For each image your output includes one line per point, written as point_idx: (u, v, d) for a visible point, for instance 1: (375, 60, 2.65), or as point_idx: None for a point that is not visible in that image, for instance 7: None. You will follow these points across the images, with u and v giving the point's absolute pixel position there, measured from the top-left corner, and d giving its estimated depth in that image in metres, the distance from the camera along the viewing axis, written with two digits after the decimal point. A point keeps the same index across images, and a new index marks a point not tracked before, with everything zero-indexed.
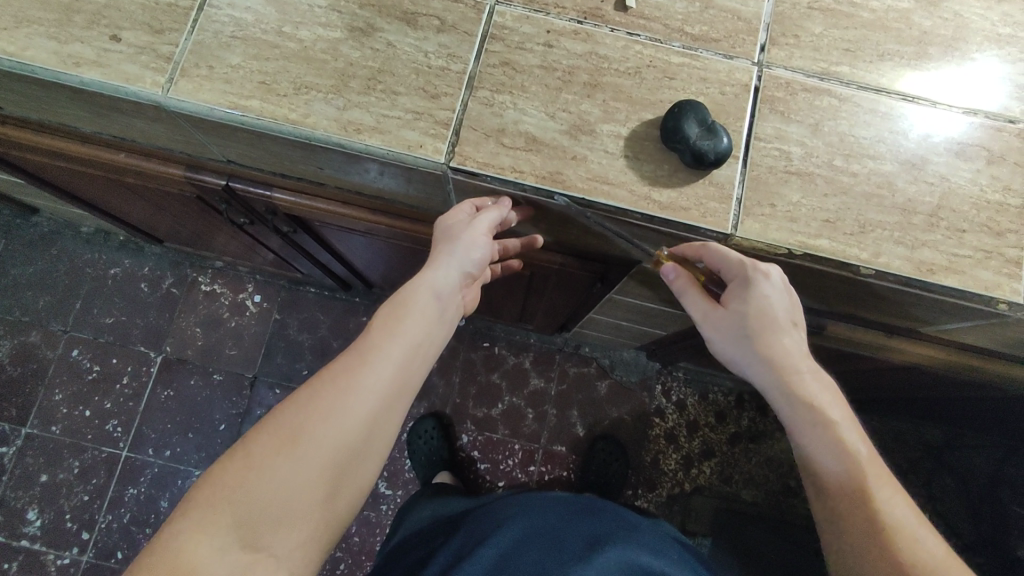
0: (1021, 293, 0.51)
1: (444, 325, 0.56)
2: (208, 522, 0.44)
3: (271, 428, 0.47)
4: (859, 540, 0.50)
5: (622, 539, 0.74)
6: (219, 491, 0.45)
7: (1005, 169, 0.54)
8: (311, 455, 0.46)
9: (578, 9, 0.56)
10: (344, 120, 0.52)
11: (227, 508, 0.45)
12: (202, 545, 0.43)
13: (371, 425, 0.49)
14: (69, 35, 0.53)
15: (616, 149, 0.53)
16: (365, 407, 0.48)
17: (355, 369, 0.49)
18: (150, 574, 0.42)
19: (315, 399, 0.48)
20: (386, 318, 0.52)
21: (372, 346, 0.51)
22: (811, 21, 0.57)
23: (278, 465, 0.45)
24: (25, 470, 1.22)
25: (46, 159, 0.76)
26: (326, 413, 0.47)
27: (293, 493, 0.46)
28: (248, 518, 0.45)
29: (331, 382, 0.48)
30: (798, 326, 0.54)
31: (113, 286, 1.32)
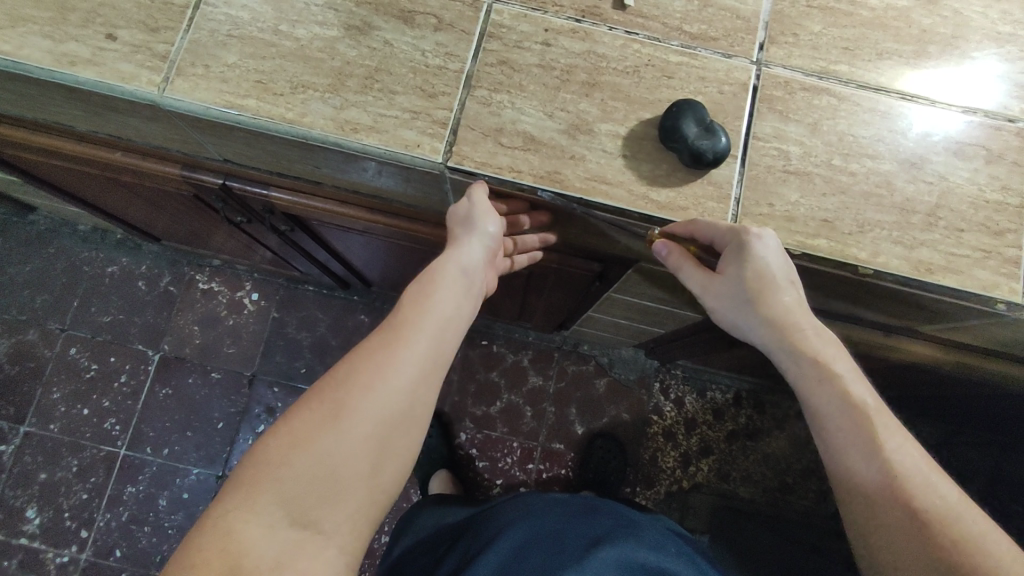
0: (1019, 293, 0.51)
1: (474, 301, 0.55)
2: (254, 502, 0.44)
3: (310, 406, 0.46)
4: (898, 519, 0.48)
5: (624, 537, 0.75)
6: (265, 469, 0.45)
7: (1004, 168, 0.54)
8: (353, 431, 0.46)
9: (576, 8, 0.55)
10: (341, 119, 0.52)
11: (272, 486, 0.44)
12: (250, 524, 0.43)
13: (411, 399, 0.48)
14: (65, 34, 0.52)
15: (614, 148, 0.53)
16: (403, 381, 0.48)
17: (391, 344, 0.49)
18: (203, 553, 0.42)
19: (352, 376, 0.47)
20: (418, 294, 0.52)
21: (406, 322, 0.50)
22: (810, 20, 0.56)
23: (320, 441, 0.45)
24: (23, 468, 1.21)
25: (44, 157, 0.76)
26: (364, 388, 0.47)
27: (337, 469, 0.45)
28: (293, 496, 0.44)
29: (366, 358, 0.48)
30: (797, 287, 0.52)
31: (110, 284, 1.31)
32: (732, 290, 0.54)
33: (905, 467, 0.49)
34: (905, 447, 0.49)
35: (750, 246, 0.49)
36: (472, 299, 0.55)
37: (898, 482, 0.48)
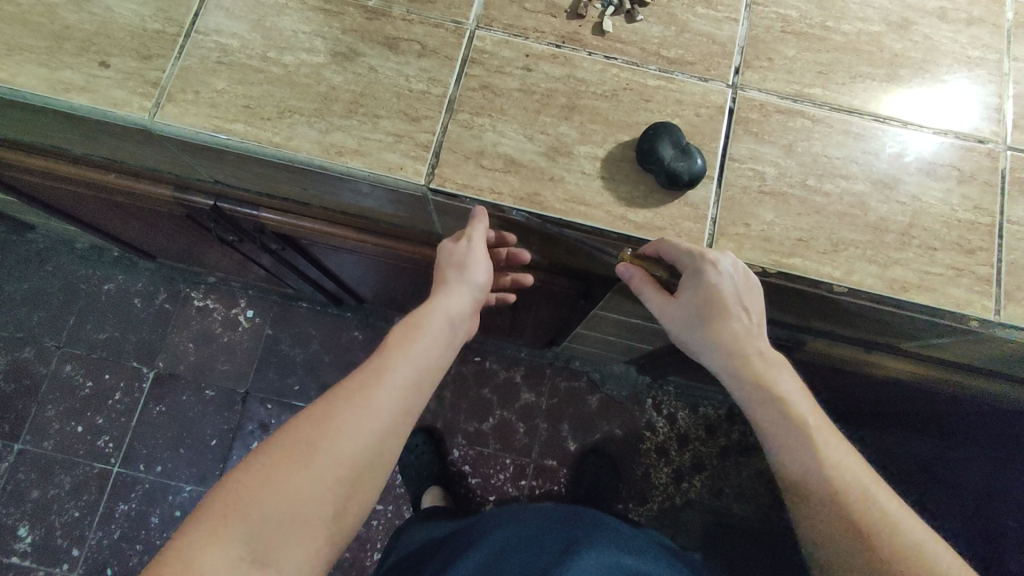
0: (991, 310, 0.52)
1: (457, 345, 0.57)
2: (222, 538, 0.44)
3: (286, 441, 0.47)
4: (838, 530, 0.49)
5: (599, 541, 0.75)
6: (232, 503, 0.45)
7: (975, 188, 0.55)
8: (325, 468, 0.47)
9: (556, 34, 0.57)
10: (327, 143, 0.53)
11: (242, 521, 0.45)
12: (212, 558, 0.44)
13: (382, 441, 0.49)
14: (60, 62, 0.54)
15: (593, 170, 0.54)
16: (377, 423, 0.49)
17: (366, 384, 0.50)
18: None
19: (327, 414, 0.48)
20: (400, 332, 0.53)
21: (384, 362, 0.51)
22: (784, 45, 0.58)
23: (290, 480, 0.46)
24: (16, 486, 1.22)
25: (39, 179, 0.77)
26: (340, 427, 0.48)
27: (306, 507, 0.46)
28: (263, 531, 0.45)
29: (342, 400, 0.49)
30: (749, 314, 0.52)
31: (106, 301, 1.32)
32: (695, 315, 0.55)
33: (847, 483, 0.50)
34: (847, 461, 0.51)
35: (707, 272, 0.49)
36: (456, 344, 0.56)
37: (837, 498, 0.50)
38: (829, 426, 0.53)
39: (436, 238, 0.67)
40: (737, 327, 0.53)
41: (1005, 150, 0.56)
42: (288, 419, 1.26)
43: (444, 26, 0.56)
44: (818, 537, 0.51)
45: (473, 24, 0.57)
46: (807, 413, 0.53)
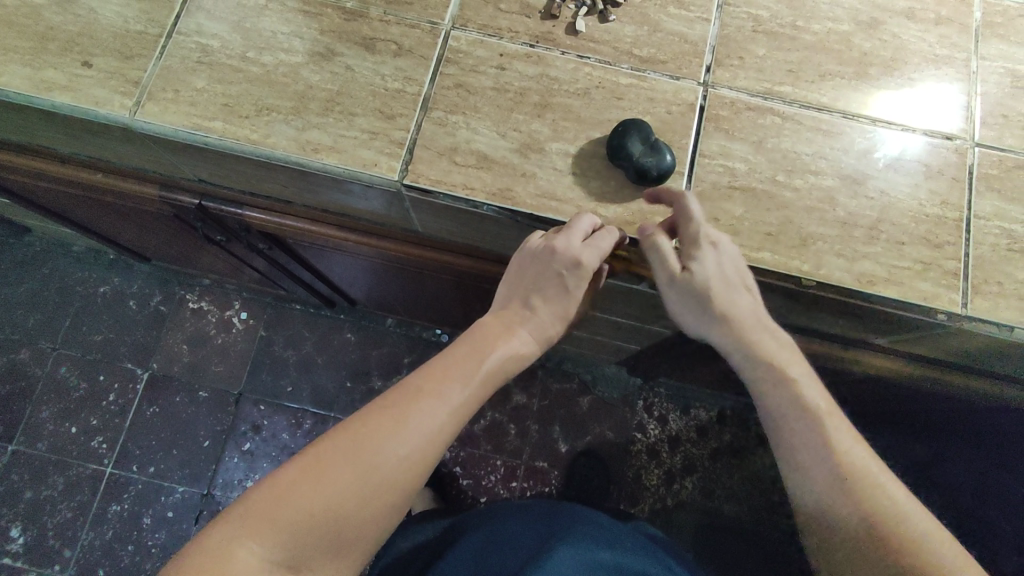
0: (958, 302, 0.52)
1: (538, 340, 0.55)
2: (260, 531, 0.44)
3: (336, 444, 0.47)
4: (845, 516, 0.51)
5: (583, 533, 0.77)
6: (279, 496, 0.45)
7: (944, 184, 0.55)
8: (369, 481, 0.46)
9: (530, 34, 0.58)
10: (303, 140, 0.55)
11: (281, 520, 0.44)
12: (251, 550, 0.43)
13: (426, 461, 0.49)
14: (44, 62, 0.55)
15: (565, 166, 0.55)
16: (423, 443, 0.48)
17: (420, 400, 0.49)
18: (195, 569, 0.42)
19: (377, 425, 0.48)
20: (465, 348, 0.53)
21: (442, 378, 0.51)
22: (755, 44, 0.59)
23: (340, 479, 0.46)
24: (10, 486, 1.23)
25: (30, 179, 0.78)
26: (388, 439, 0.47)
27: (339, 517, 0.46)
28: (299, 534, 0.45)
29: (398, 407, 0.48)
30: (751, 294, 0.54)
31: (102, 303, 1.34)
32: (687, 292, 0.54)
33: (859, 471, 0.52)
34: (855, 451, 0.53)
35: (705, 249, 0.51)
36: (533, 337, 0.55)
37: (849, 485, 0.51)
38: (836, 413, 0.55)
39: (416, 236, 0.68)
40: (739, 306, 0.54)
41: (973, 147, 0.56)
42: (280, 421, 1.27)
43: (420, 26, 0.58)
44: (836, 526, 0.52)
45: (449, 24, 0.58)
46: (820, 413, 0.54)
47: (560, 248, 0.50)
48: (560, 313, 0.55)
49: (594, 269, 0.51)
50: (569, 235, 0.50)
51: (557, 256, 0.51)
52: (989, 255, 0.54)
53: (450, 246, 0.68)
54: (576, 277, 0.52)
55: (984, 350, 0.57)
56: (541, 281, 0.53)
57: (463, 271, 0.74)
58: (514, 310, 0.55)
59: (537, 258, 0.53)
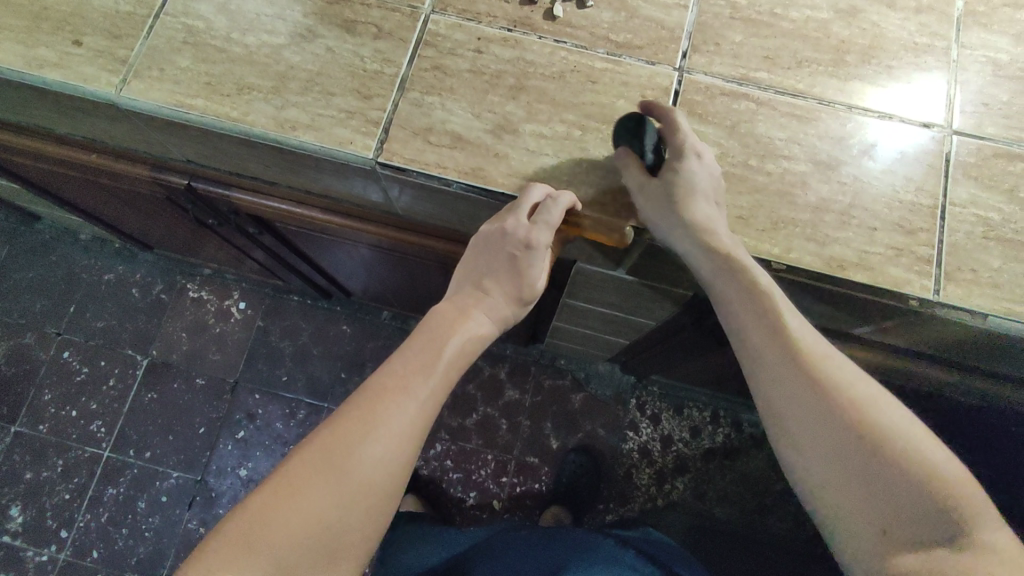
0: (930, 289, 0.52)
1: (497, 323, 0.55)
2: (235, 568, 0.41)
3: (302, 460, 0.45)
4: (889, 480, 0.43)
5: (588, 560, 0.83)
6: (252, 529, 0.43)
7: (919, 170, 0.55)
8: (344, 489, 0.45)
9: (508, 18, 0.59)
10: (282, 118, 0.56)
11: (256, 552, 0.42)
12: None
13: (403, 456, 0.47)
14: (36, 40, 0.57)
15: (537, 147, 0.55)
16: (397, 438, 0.47)
17: (385, 398, 0.48)
18: None
19: (343, 432, 0.46)
20: (424, 339, 0.52)
21: (405, 374, 0.50)
22: (732, 30, 0.59)
23: (313, 495, 0.44)
24: (11, 466, 1.25)
25: (30, 160, 0.81)
26: (358, 443, 0.46)
27: (317, 539, 0.44)
28: (279, 562, 0.42)
29: (358, 408, 0.47)
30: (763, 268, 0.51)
31: (106, 290, 1.37)
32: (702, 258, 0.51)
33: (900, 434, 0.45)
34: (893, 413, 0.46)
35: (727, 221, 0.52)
36: (491, 319, 0.55)
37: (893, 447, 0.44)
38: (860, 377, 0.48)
39: (398, 219, 0.69)
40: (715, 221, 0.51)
41: (951, 135, 0.56)
42: (275, 410, 1.29)
43: (400, 10, 0.59)
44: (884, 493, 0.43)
45: (428, 8, 0.59)
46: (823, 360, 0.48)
47: (510, 227, 0.51)
48: (514, 295, 0.55)
49: (546, 246, 0.52)
50: (518, 214, 0.51)
51: (508, 235, 0.52)
52: (964, 243, 0.53)
53: (431, 229, 0.69)
54: (530, 257, 0.53)
55: (962, 341, 0.56)
56: (493, 262, 0.54)
57: (446, 256, 0.74)
58: (468, 295, 0.55)
59: (490, 239, 0.53)
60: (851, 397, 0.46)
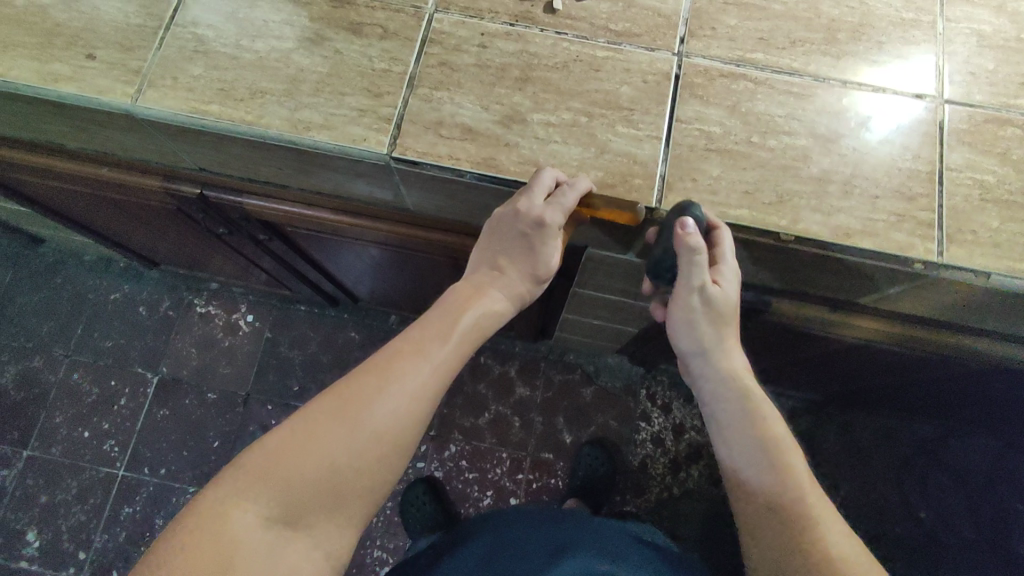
0: (935, 252, 0.54)
1: (511, 298, 0.59)
2: (253, 491, 0.48)
3: (320, 406, 0.51)
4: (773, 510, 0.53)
5: (588, 549, 0.85)
6: (271, 461, 0.49)
7: (915, 139, 0.57)
8: (354, 438, 0.50)
9: (509, 13, 0.60)
10: (296, 119, 0.57)
11: (273, 480, 0.48)
12: (246, 513, 0.47)
13: (412, 416, 0.52)
14: (50, 56, 0.59)
15: (546, 135, 0.57)
16: (407, 399, 0.52)
17: (400, 361, 0.53)
18: (196, 529, 0.46)
19: (359, 386, 0.51)
20: (441, 312, 0.56)
21: (418, 341, 0.54)
22: (726, 15, 0.61)
23: (326, 439, 0.49)
24: (25, 490, 1.25)
25: (40, 179, 0.82)
26: (371, 398, 0.51)
27: (326, 478, 0.49)
28: (292, 491, 0.48)
29: (375, 370, 0.52)
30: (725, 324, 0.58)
31: (113, 309, 1.39)
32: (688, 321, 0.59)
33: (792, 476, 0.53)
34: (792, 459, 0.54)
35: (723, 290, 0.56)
36: (507, 295, 0.58)
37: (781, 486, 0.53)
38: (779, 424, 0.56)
39: (410, 215, 0.71)
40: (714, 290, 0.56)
41: (943, 104, 0.58)
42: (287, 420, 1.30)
43: (404, 11, 0.60)
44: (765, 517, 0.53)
45: (432, 8, 0.60)
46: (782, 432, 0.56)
47: (524, 209, 0.52)
48: (527, 271, 0.58)
49: (559, 226, 0.53)
50: (531, 196, 0.52)
51: (522, 216, 0.53)
52: (963, 206, 0.55)
53: (443, 224, 0.71)
54: (542, 236, 0.54)
55: (966, 301, 0.58)
56: (507, 243, 0.56)
57: (457, 250, 0.76)
58: (484, 273, 0.59)
59: (504, 221, 0.55)
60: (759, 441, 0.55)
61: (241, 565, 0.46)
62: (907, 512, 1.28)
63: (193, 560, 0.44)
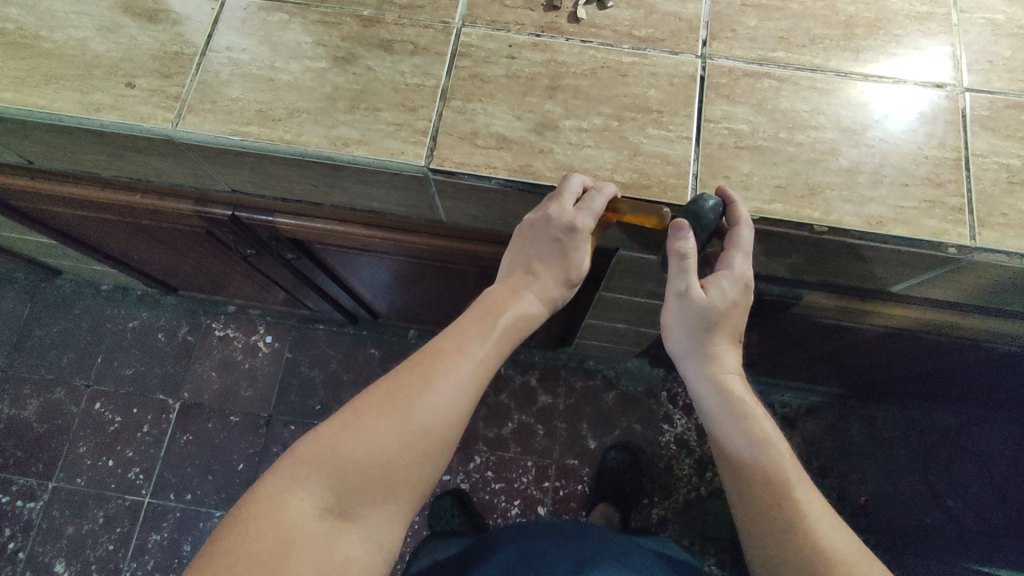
0: (967, 236, 0.55)
1: (545, 302, 0.60)
2: (308, 481, 0.49)
3: (368, 400, 0.52)
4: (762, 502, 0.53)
5: (610, 562, 0.79)
6: (321, 452, 0.50)
7: (939, 127, 0.58)
8: (402, 431, 0.50)
9: (535, 25, 0.62)
10: (333, 136, 0.59)
11: (326, 470, 0.49)
12: (299, 503, 0.48)
13: (458, 411, 0.52)
14: (91, 86, 0.60)
15: (579, 140, 0.58)
16: (453, 394, 0.52)
17: (444, 357, 0.53)
18: (254, 519, 0.47)
19: (406, 380, 0.52)
20: (481, 312, 0.57)
21: (461, 338, 0.55)
22: (746, 17, 0.63)
23: (373, 431, 0.50)
24: (52, 522, 1.26)
25: (69, 209, 0.83)
26: (418, 392, 0.51)
27: (374, 471, 0.50)
28: (345, 482, 0.49)
29: (417, 366, 0.53)
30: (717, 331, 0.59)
31: (131, 338, 1.41)
32: (681, 328, 0.59)
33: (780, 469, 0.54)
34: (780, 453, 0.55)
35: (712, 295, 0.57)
36: (540, 299, 0.59)
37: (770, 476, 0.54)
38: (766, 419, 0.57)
39: (441, 226, 0.72)
40: (698, 296, 0.57)
41: (964, 92, 0.59)
42: None
43: (433, 26, 0.62)
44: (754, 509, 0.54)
45: (459, 22, 0.62)
46: (772, 432, 0.56)
47: (555, 214, 0.53)
48: (561, 276, 0.59)
49: (590, 231, 0.54)
50: (561, 201, 0.53)
51: (554, 222, 0.54)
52: (991, 190, 0.56)
53: (474, 234, 0.72)
54: (573, 240, 0.56)
55: (998, 282, 0.59)
56: (540, 248, 0.58)
57: (487, 258, 0.77)
58: (518, 278, 0.60)
59: (536, 226, 0.56)
60: (750, 435, 0.56)
61: (299, 554, 0.47)
62: (936, 503, 1.28)
63: (254, 546, 0.46)
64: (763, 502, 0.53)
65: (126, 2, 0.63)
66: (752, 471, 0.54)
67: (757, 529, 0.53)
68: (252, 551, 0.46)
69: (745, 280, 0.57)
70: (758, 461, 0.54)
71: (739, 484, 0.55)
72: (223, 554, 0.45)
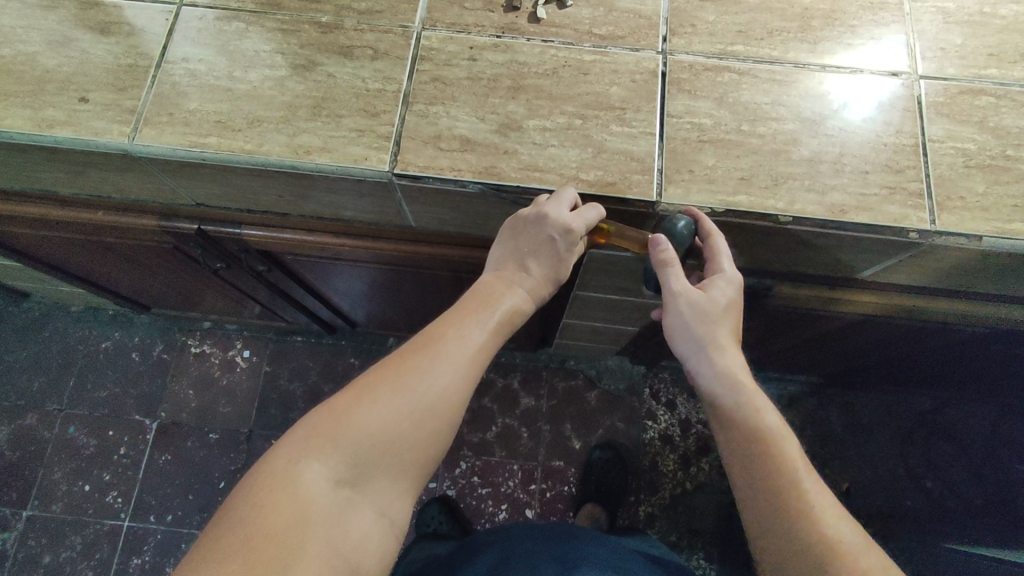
0: (927, 220, 0.56)
1: (534, 297, 0.59)
2: (320, 453, 0.48)
3: (376, 378, 0.51)
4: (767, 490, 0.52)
5: (595, 560, 0.80)
6: (332, 425, 0.49)
7: (896, 115, 0.59)
8: (412, 408, 0.50)
9: (496, 26, 0.62)
10: (295, 144, 0.58)
11: (339, 442, 0.48)
12: (314, 475, 0.47)
13: (463, 392, 0.52)
14: (42, 102, 0.59)
15: (543, 140, 0.58)
16: (456, 376, 0.52)
17: (445, 339, 0.53)
18: (268, 490, 0.46)
19: (413, 360, 0.52)
20: (475, 300, 0.57)
21: (461, 323, 0.55)
22: (704, 11, 0.63)
23: (381, 408, 0.49)
24: (28, 552, 1.23)
25: (29, 228, 0.81)
26: (423, 371, 0.51)
27: (384, 447, 0.49)
28: (358, 455, 0.49)
29: (420, 348, 0.53)
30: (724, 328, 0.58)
31: (105, 359, 1.38)
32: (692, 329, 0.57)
33: (782, 457, 0.53)
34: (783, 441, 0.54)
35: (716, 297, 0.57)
36: (529, 295, 0.58)
37: (772, 463, 0.53)
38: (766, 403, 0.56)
39: (410, 232, 0.71)
40: (699, 296, 0.57)
41: (919, 79, 0.60)
42: None
43: (393, 31, 0.61)
44: (756, 497, 0.53)
45: (419, 26, 0.62)
46: (776, 424, 0.54)
47: (551, 216, 0.53)
48: (552, 275, 0.59)
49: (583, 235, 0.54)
50: (558, 204, 0.53)
51: (547, 223, 0.53)
52: (949, 173, 0.57)
53: (445, 238, 0.72)
54: (567, 243, 0.55)
55: (961, 264, 0.60)
56: (532, 245, 0.57)
57: (458, 262, 0.76)
58: (509, 272, 0.58)
59: (528, 225, 0.55)
60: (755, 421, 0.54)
61: (314, 528, 0.46)
62: (917, 485, 1.30)
63: (271, 518, 0.45)
64: (769, 496, 0.52)
65: (77, 16, 0.61)
66: (752, 457, 0.53)
67: (760, 521, 0.52)
68: (268, 523, 0.45)
69: (738, 279, 0.58)
70: (762, 442, 0.54)
71: (742, 473, 0.54)
72: (238, 526, 0.44)
